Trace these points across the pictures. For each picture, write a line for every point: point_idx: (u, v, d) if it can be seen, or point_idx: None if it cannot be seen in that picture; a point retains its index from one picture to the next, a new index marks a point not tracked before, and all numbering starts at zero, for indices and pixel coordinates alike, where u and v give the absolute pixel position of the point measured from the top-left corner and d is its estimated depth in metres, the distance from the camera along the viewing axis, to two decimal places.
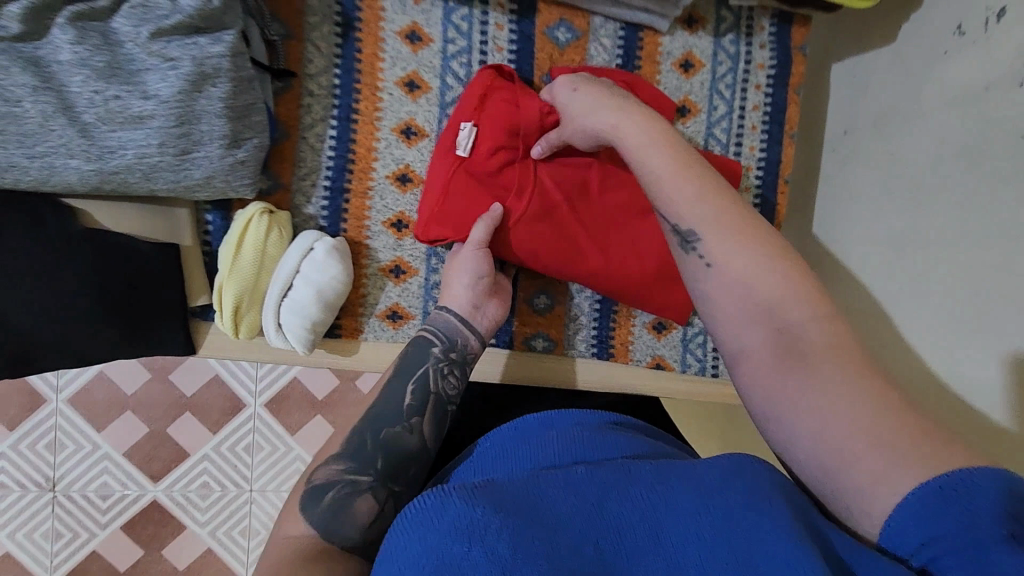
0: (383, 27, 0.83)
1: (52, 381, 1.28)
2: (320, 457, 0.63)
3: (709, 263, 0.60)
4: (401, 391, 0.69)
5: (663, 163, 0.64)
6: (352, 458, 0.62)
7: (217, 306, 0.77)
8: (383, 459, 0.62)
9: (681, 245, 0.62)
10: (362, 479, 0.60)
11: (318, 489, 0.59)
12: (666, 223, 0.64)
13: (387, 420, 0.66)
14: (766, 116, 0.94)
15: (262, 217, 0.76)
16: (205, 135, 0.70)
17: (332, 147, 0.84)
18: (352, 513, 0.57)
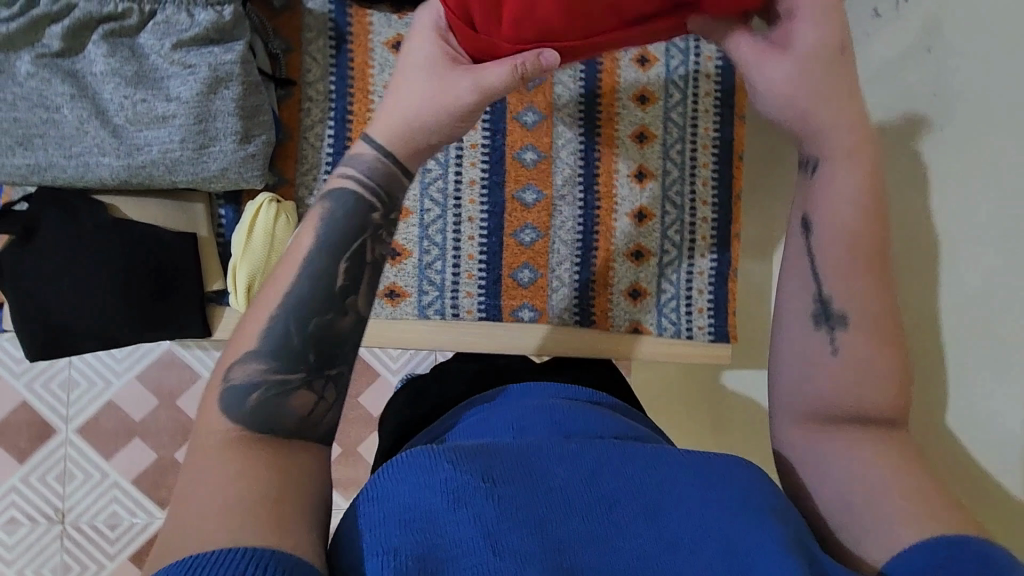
0: (371, 38, 0.95)
1: (61, 412, 1.33)
2: (232, 351, 0.52)
3: (836, 345, 0.56)
4: (335, 267, 0.55)
5: (831, 219, 0.57)
6: (272, 355, 0.51)
7: (233, 286, 0.86)
8: (315, 352, 0.53)
9: (816, 315, 0.58)
10: (295, 375, 0.52)
11: (242, 390, 0.50)
12: (814, 280, 0.58)
13: (317, 305, 0.53)
14: (718, 101, 1.04)
15: (271, 205, 0.86)
16: (220, 131, 0.80)
17: (331, 144, 0.94)
18: (286, 407, 0.51)
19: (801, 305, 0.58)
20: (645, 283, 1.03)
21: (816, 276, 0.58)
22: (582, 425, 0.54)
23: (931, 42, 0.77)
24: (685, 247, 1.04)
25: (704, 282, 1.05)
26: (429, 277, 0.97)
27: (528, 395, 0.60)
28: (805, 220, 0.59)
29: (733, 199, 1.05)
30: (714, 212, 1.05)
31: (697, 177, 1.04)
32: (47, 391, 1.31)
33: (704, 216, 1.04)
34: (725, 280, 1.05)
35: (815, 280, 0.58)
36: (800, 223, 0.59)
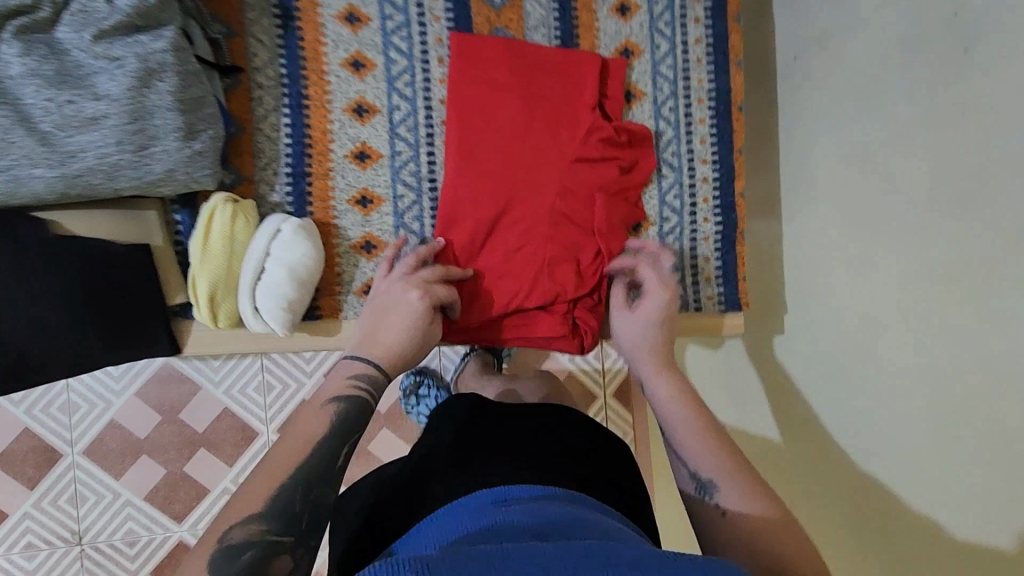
0: (321, 13, 0.86)
1: (66, 435, 1.23)
2: (233, 509, 0.55)
3: (719, 502, 0.64)
4: (337, 450, 0.62)
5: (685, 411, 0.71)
6: (275, 515, 0.55)
7: (193, 297, 0.78)
8: (308, 517, 0.57)
9: (698, 489, 0.66)
10: (285, 538, 0.55)
11: (234, 547, 0.53)
12: (684, 466, 0.68)
13: (319, 476, 0.59)
14: (710, 48, 0.95)
15: (226, 204, 0.78)
16: (160, 128, 0.73)
17: (288, 135, 0.86)
18: (266, 573, 0.53)
19: (684, 476, 0.68)
20: None
21: (681, 458, 0.69)
22: (565, 529, 0.55)
23: None
24: (686, 213, 0.96)
25: (710, 248, 0.96)
26: None
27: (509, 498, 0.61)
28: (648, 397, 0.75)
29: (734, 154, 0.97)
30: (714, 170, 0.96)
31: (693, 135, 0.96)
32: (48, 416, 1.21)
33: (704, 176, 0.96)
34: (732, 243, 0.97)
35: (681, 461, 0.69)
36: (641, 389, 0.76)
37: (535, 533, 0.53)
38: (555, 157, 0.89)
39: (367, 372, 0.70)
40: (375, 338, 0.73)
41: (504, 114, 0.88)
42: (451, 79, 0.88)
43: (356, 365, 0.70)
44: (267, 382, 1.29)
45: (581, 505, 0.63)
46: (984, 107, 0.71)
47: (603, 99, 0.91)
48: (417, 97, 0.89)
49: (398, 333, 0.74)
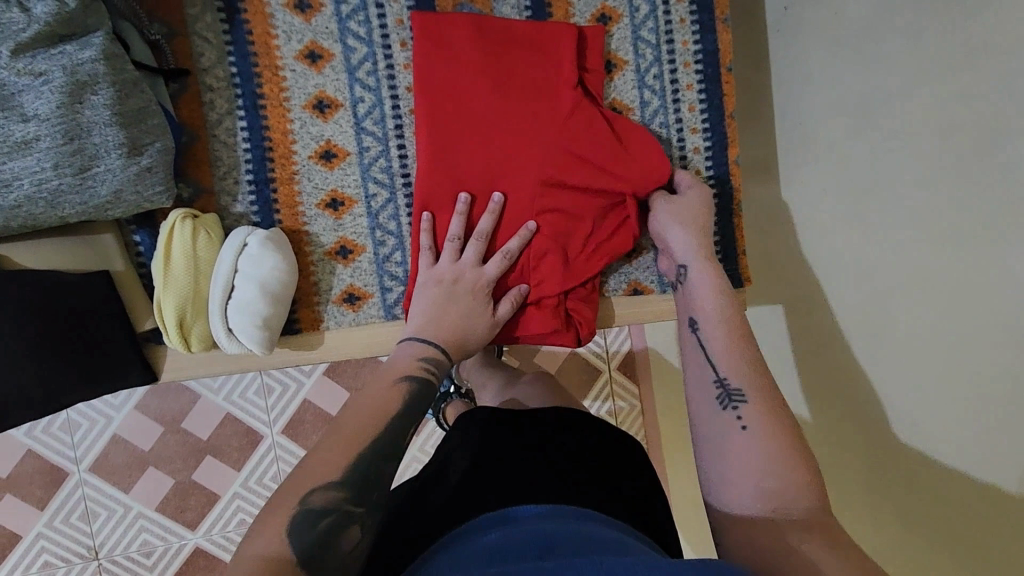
0: (268, 2, 0.80)
1: (70, 453, 1.20)
2: (309, 477, 0.56)
3: (745, 425, 0.64)
4: (409, 425, 0.65)
5: (720, 330, 0.73)
6: (352, 484, 0.57)
7: (161, 324, 0.73)
8: (379, 493, 0.58)
9: (720, 397, 0.67)
10: (359, 510, 0.56)
11: (314, 511, 0.54)
12: (711, 368, 0.70)
13: (392, 447, 0.61)
14: (693, 6, 0.88)
15: (186, 222, 0.73)
16: (100, 147, 0.67)
17: (245, 139, 0.80)
18: (337, 544, 0.53)
19: (708, 378, 0.69)
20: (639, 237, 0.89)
21: (711, 362, 0.70)
22: (578, 541, 0.56)
23: None
24: None
25: None
26: (390, 270, 0.84)
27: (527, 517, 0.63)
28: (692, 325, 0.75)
29: (726, 121, 0.90)
30: (706, 139, 0.90)
31: (681, 103, 0.89)
32: (49, 435, 1.18)
33: (695, 146, 0.90)
34: (730, 217, 0.91)
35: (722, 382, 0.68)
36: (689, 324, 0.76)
37: (542, 549, 0.54)
38: (533, 139, 0.82)
39: (426, 358, 0.72)
40: (436, 325, 0.76)
41: (475, 97, 0.82)
42: (416, 61, 0.81)
43: (422, 347, 0.73)
44: (267, 384, 1.24)
45: (585, 519, 0.63)
46: (991, 52, 0.66)
47: (582, 73, 0.85)
48: (381, 86, 0.83)
49: (454, 322, 0.77)
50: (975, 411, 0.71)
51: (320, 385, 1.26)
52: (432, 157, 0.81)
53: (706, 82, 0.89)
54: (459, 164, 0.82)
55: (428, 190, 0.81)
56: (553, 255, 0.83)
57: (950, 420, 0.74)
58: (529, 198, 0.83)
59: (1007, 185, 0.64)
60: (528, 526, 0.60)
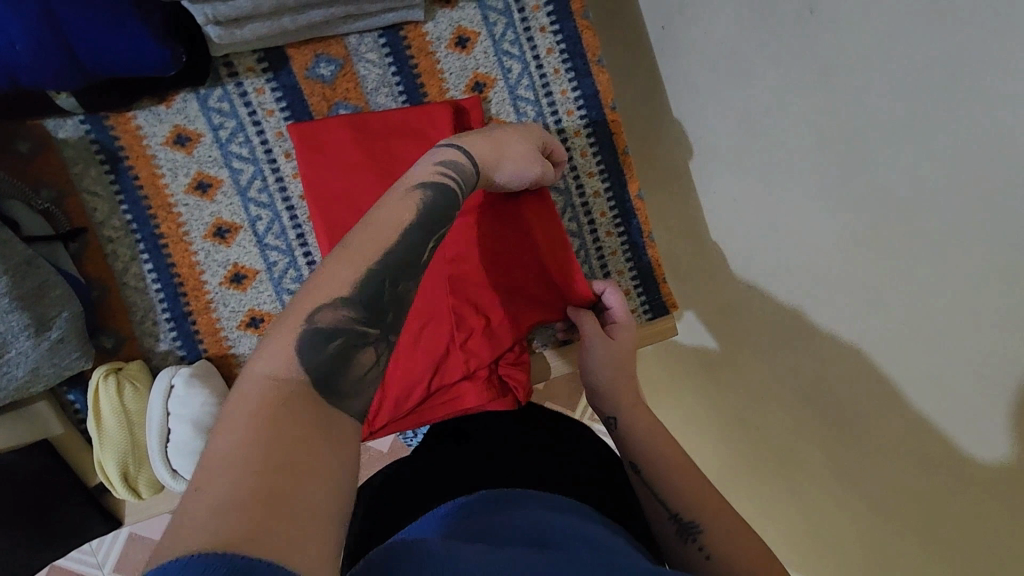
0: (148, 144, 0.81)
1: (92, 559, 1.24)
2: (319, 285, 0.43)
3: (709, 554, 0.64)
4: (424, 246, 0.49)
5: (659, 458, 0.72)
6: (364, 303, 0.43)
7: (107, 481, 0.76)
8: (395, 312, 0.46)
9: (679, 532, 0.67)
10: (373, 330, 0.44)
11: (320, 334, 0.41)
12: (661, 505, 0.68)
13: (401, 274, 0.46)
14: (564, 55, 0.89)
15: (108, 379, 0.76)
16: (9, 333, 0.70)
17: (155, 280, 0.82)
18: (354, 367, 0.42)
19: (662, 516, 0.68)
20: None
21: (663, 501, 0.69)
22: (561, 536, 0.54)
23: None
24: (586, 232, 0.92)
25: (620, 261, 0.93)
26: None
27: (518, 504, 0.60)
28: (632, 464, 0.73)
29: (621, 157, 0.92)
30: (604, 181, 0.91)
31: (573, 151, 0.90)
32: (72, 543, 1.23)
33: (594, 190, 0.91)
34: (642, 249, 0.93)
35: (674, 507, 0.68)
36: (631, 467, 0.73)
37: (540, 542, 0.52)
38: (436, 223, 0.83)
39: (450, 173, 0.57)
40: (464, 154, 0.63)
41: (365, 194, 0.82)
42: (302, 171, 0.82)
43: (449, 153, 0.59)
44: None
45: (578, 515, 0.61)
46: (847, 60, 0.67)
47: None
48: (275, 201, 0.85)
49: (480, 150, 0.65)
50: (868, 410, 0.72)
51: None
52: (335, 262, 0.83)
53: (592, 126, 0.90)
54: None
55: None
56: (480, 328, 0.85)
57: (849, 418, 0.75)
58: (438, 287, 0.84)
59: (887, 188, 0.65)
60: (514, 514, 0.57)
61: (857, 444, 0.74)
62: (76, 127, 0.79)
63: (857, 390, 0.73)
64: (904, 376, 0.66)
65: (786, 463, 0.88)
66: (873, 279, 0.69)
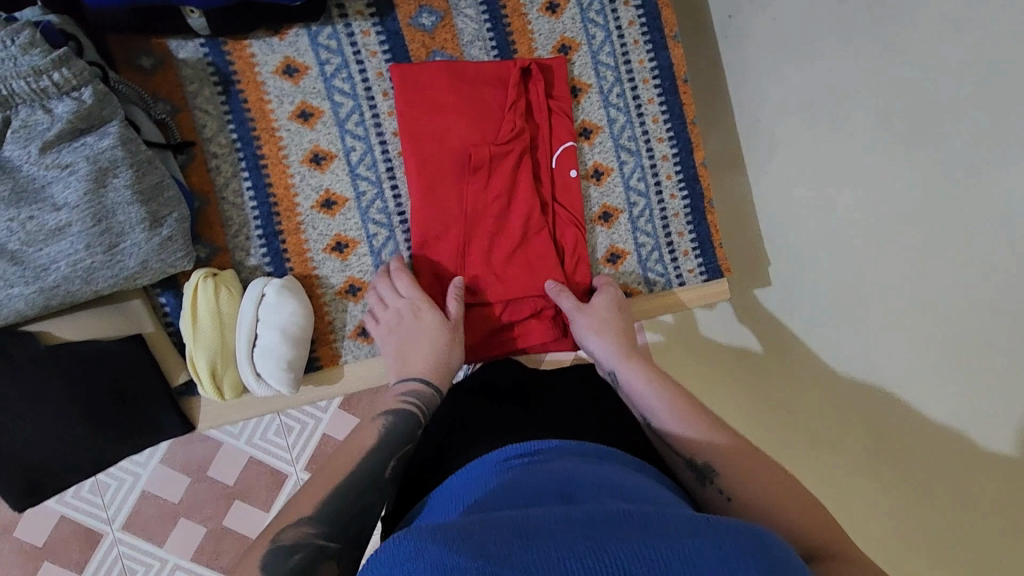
0: (259, 71, 0.87)
1: (103, 514, 1.23)
2: (284, 517, 0.60)
3: (729, 495, 0.63)
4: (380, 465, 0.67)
5: (680, 420, 0.71)
6: (321, 522, 0.60)
7: (195, 376, 0.80)
8: (352, 527, 0.61)
9: (697, 477, 0.67)
10: (333, 544, 0.59)
11: (285, 549, 0.57)
12: (678, 452, 0.69)
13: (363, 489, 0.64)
14: (644, 27, 0.96)
15: (207, 280, 0.80)
16: (125, 224, 0.74)
17: (252, 197, 0.87)
18: (315, 572, 0.57)
19: (680, 464, 0.69)
20: (622, 244, 0.96)
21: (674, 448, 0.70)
22: (592, 490, 0.55)
23: None
24: (652, 193, 0.97)
25: (682, 223, 0.98)
26: None
27: (530, 457, 0.62)
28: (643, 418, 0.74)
29: (688, 126, 0.98)
30: (672, 147, 0.98)
31: (645, 116, 0.97)
32: (81, 500, 1.21)
33: (663, 154, 0.97)
34: (703, 213, 0.99)
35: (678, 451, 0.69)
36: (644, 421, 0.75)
37: (561, 494, 0.54)
38: (505, 154, 0.88)
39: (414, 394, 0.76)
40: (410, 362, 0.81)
41: (457, 134, 0.89)
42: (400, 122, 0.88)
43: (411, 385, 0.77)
44: (286, 424, 1.27)
45: (604, 460, 0.63)
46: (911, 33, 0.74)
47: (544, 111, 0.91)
48: (370, 135, 0.90)
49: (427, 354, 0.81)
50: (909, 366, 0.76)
51: (338, 417, 1.28)
52: (415, 197, 0.88)
53: (665, 94, 0.97)
54: (443, 198, 0.88)
55: (416, 218, 0.88)
56: (546, 257, 0.90)
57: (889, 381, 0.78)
58: (513, 219, 0.89)
59: (942, 151, 0.71)
60: (535, 469, 0.60)
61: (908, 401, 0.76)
62: (196, 49, 0.85)
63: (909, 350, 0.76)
64: (956, 325, 0.70)
65: (821, 441, 0.89)
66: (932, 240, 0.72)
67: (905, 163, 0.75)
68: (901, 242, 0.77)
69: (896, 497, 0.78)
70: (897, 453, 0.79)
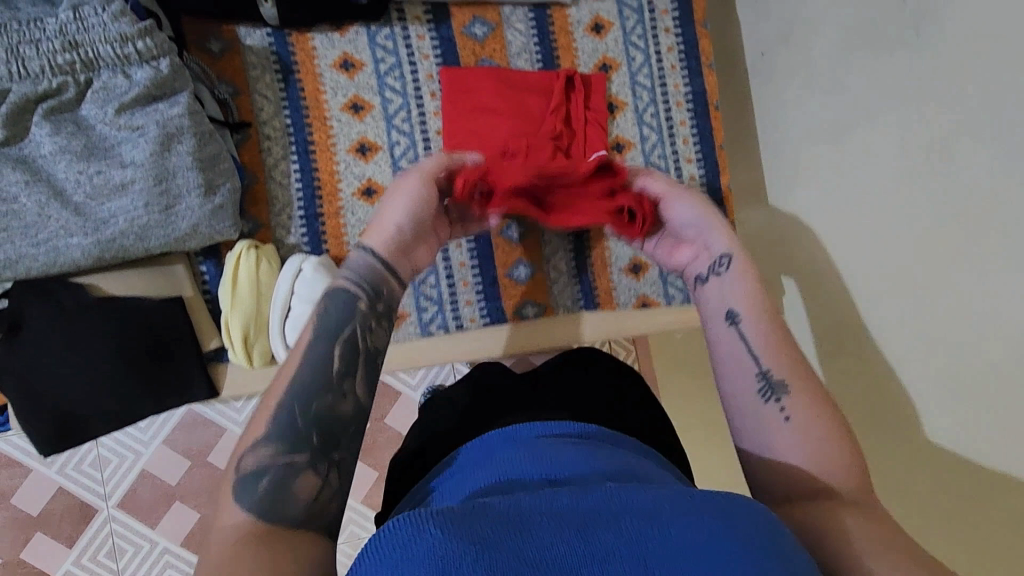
0: (318, 64, 0.93)
1: (99, 489, 1.22)
2: (244, 440, 0.54)
3: (788, 415, 0.60)
4: (334, 353, 0.58)
5: (761, 326, 0.65)
6: (281, 437, 0.53)
7: (228, 342, 0.84)
8: (319, 433, 0.55)
9: (763, 390, 0.62)
10: (300, 457, 0.53)
11: (250, 479, 0.52)
12: (752, 360, 0.64)
13: (319, 389, 0.56)
14: (682, 54, 1.01)
15: (250, 251, 0.84)
16: (183, 188, 0.78)
17: (298, 179, 0.92)
18: (294, 492, 0.52)
19: (748, 371, 0.64)
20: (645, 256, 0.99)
21: (753, 355, 0.64)
22: (579, 475, 0.54)
23: None
24: None
25: None
26: (425, 293, 0.94)
27: (517, 439, 0.61)
28: (732, 313, 0.67)
29: (716, 152, 1.02)
30: (700, 169, 1.02)
31: (676, 138, 1.01)
32: (80, 473, 1.21)
33: (690, 175, 1.01)
34: None
35: (755, 358, 0.64)
36: (727, 318, 0.67)
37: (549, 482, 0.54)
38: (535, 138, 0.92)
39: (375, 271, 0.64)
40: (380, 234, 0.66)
41: (496, 129, 0.93)
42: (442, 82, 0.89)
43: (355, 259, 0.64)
44: None
45: (594, 439, 0.62)
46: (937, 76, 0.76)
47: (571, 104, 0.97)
48: (414, 131, 0.95)
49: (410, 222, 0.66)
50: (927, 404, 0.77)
51: None
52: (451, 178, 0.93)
53: (697, 119, 1.01)
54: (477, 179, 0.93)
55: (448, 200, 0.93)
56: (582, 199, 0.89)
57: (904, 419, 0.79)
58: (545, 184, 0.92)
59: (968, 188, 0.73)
60: (525, 448, 0.59)
61: (939, 424, 0.78)
62: (262, 37, 0.91)
63: (933, 380, 0.78)
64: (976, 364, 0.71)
65: None
66: (960, 269, 0.74)
67: (931, 196, 0.78)
68: (926, 268, 0.79)
69: (926, 531, 0.80)
70: (926, 477, 0.81)
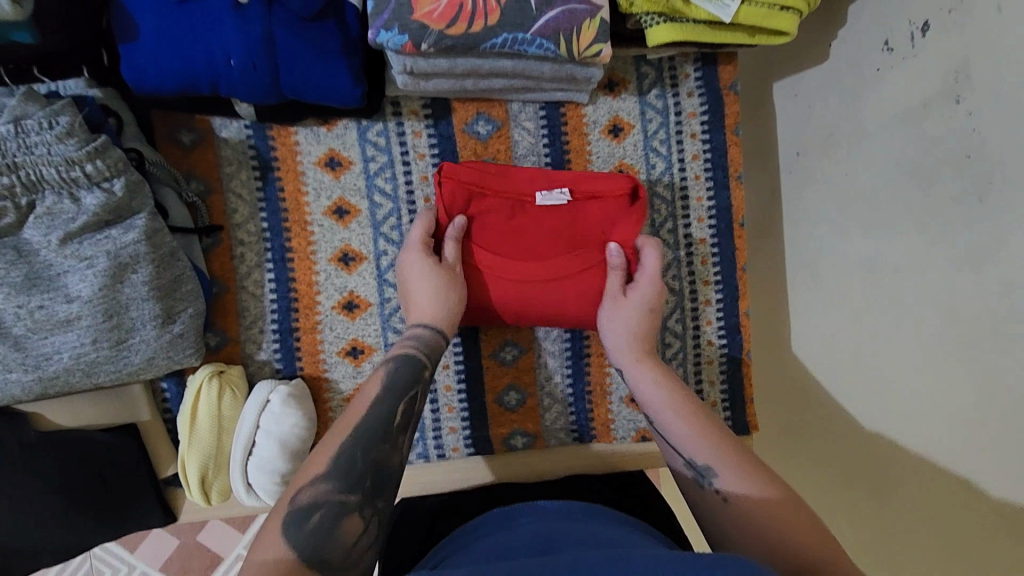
0: (301, 161, 0.83)
1: None
2: (298, 479, 0.56)
3: (725, 495, 0.60)
4: (393, 404, 0.64)
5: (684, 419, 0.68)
6: (337, 476, 0.55)
7: (184, 477, 0.77)
8: (371, 478, 0.56)
9: (694, 478, 0.63)
10: (351, 498, 0.54)
11: (302, 512, 0.52)
12: (677, 454, 0.66)
13: (372, 439, 0.59)
14: (708, 163, 0.91)
15: (211, 380, 0.76)
16: (136, 320, 0.70)
17: (273, 289, 0.83)
18: (339, 531, 0.52)
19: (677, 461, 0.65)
20: None
21: (674, 446, 0.67)
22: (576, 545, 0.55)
23: (962, 92, 0.68)
24: (689, 337, 0.92)
25: (715, 372, 0.93)
26: None
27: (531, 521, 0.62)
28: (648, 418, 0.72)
29: (737, 273, 0.92)
30: (718, 292, 0.92)
31: (694, 256, 0.92)
32: None
33: (706, 299, 0.92)
34: (739, 365, 0.94)
35: (680, 452, 0.66)
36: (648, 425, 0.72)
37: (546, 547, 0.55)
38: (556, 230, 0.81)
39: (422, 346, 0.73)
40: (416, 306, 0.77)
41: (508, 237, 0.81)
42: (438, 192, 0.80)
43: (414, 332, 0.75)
44: None
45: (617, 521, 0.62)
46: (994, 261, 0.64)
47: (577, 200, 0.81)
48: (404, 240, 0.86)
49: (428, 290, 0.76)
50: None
51: None
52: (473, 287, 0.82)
53: (720, 239, 0.91)
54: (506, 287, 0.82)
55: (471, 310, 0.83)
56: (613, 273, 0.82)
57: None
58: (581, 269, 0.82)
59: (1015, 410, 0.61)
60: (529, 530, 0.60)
61: None
62: (239, 130, 0.81)
63: None
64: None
65: None
66: (992, 495, 0.64)
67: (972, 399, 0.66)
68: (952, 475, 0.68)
69: None
70: None
